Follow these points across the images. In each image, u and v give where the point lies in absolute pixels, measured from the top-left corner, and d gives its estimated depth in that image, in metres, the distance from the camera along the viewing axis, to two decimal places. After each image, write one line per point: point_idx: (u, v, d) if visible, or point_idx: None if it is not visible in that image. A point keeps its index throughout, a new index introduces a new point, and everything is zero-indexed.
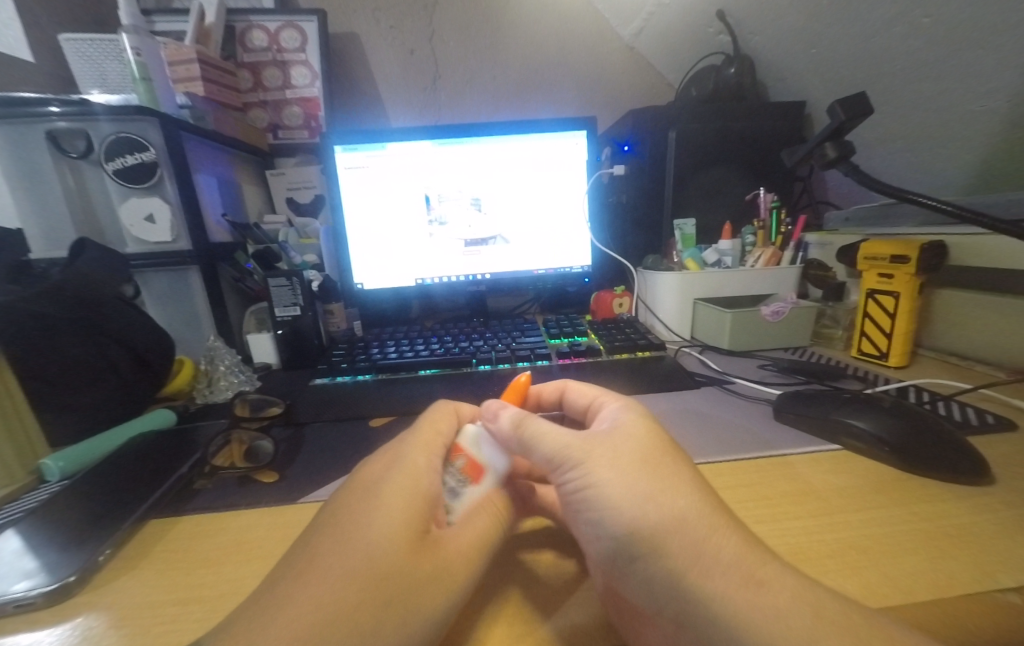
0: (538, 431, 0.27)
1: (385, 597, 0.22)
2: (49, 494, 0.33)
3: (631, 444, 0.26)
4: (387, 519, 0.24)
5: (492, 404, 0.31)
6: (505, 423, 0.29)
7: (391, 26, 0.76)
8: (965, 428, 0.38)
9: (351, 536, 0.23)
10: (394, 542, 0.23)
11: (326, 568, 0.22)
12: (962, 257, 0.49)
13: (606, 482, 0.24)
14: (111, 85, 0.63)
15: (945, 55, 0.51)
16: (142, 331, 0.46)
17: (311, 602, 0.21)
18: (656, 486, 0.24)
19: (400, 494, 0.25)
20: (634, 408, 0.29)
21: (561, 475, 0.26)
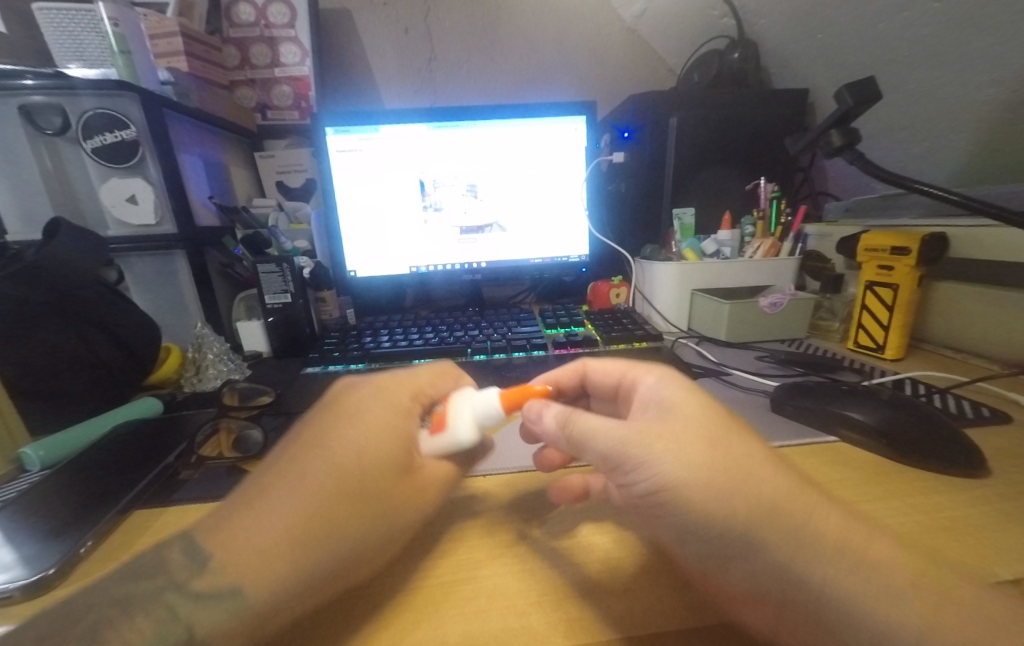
0: (589, 428, 0.26)
1: (360, 512, 0.24)
2: (29, 484, 0.32)
3: (688, 426, 0.25)
4: (367, 445, 0.26)
5: (533, 403, 0.30)
6: (550, 424, 0.28)
7: (385, 4, 0.73)
8: (963, 420, 0.38)
9: (333, 455, 0.25)
10: (373, 466, 0.25)
11: (308, 481, 0.24)
12: (963, 249, 0.48)
13: (678, 476, 0.23)
14: (88, 58, 0.60)
15: (952, 42, 0.50)
16: (124, 316, 0.44)
17: (296, 520, 0.23)
18: (742, 476, 0.23)
19: (378, 426, 0.27)
20: (672, 380, 0.29)
21: (626, 475, 0.24)
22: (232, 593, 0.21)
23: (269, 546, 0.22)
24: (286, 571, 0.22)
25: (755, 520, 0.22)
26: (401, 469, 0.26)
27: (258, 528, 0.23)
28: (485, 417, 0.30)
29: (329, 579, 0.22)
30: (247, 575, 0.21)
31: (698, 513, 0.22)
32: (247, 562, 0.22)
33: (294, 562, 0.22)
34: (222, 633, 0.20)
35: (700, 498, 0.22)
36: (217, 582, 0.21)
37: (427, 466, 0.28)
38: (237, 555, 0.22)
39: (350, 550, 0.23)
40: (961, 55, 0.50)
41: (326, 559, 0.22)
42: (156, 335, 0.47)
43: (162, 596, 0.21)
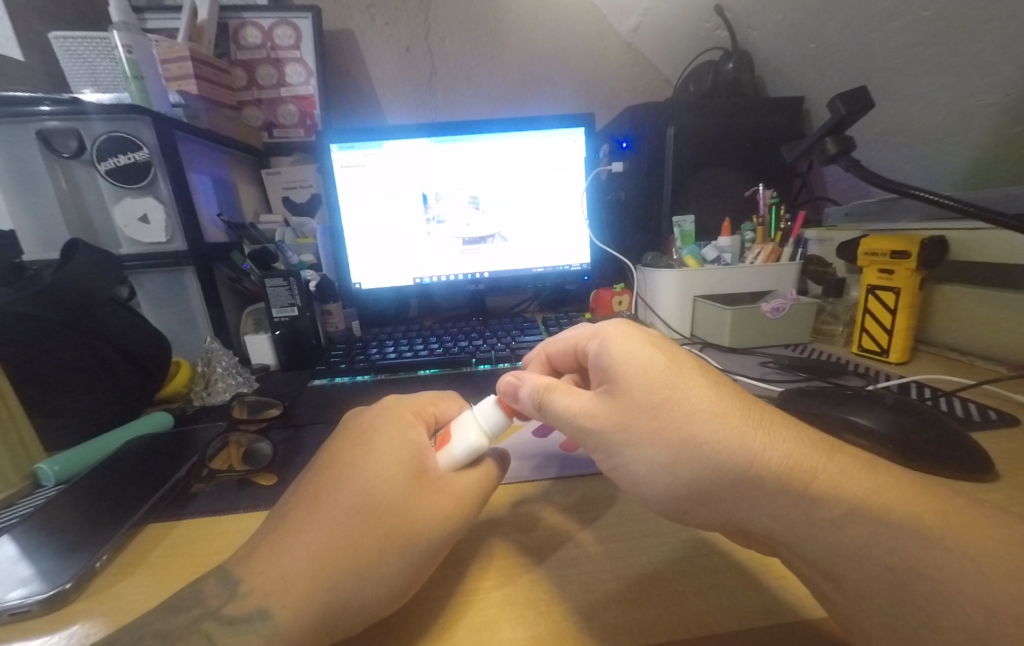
0: (557, 407, 0.28)
1: (385, 538, 0.24)
2: (44, 500, 0.33)
3: (636, 398, 0.25)
4: (383, 468, 0.26)
5: (508, 382, 0.31)
6: (526, 401, 0.30)
7: (386, 24, 0.75)
8: (968, 424, 0.38)
9: (351, 482, 0.26)
10: (388, 490, 0.25)
11: (329, 510, 0.25)
12: (964, 252, 0.48)
13: (646, 441, 0.25)
14: (102, 84, 0.62)
15: (944, 49, 0.50)
16: (136, 332, 0.46)
17: (317, 548, 0.24)
18: (699, 442, 0.23)
19: (391, 449, 0.28)
20: (626, 339, 0.28)
21: (597, 446, 0.27)
22: (269, 622, 0.22)
23: (297, 574, 0.23)
24: (320, 600, 0.22)
25: (737, 483, 0.23)
26: (422, 489, 0.26)
27: (287, 557, 0.23)
28: (491, 425, 0.30)
29: (364, 609, 0.22)
30: (282, 605, 0.22)
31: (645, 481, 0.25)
32: (278, 589, 0.22)
33: (327, 591, 0.22)
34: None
35: (668, 462, 0.24)
36: (252, 612, 0.22)
37: (455, 483, 0.27)
38: (269, 582, 0.23)
39: (381, 578, 0.23)
40: (952, 62, 0.50)
41: (357, 587, 0.23)
42: (167, 350, 0.49)
43: (199, 625, 0.22)
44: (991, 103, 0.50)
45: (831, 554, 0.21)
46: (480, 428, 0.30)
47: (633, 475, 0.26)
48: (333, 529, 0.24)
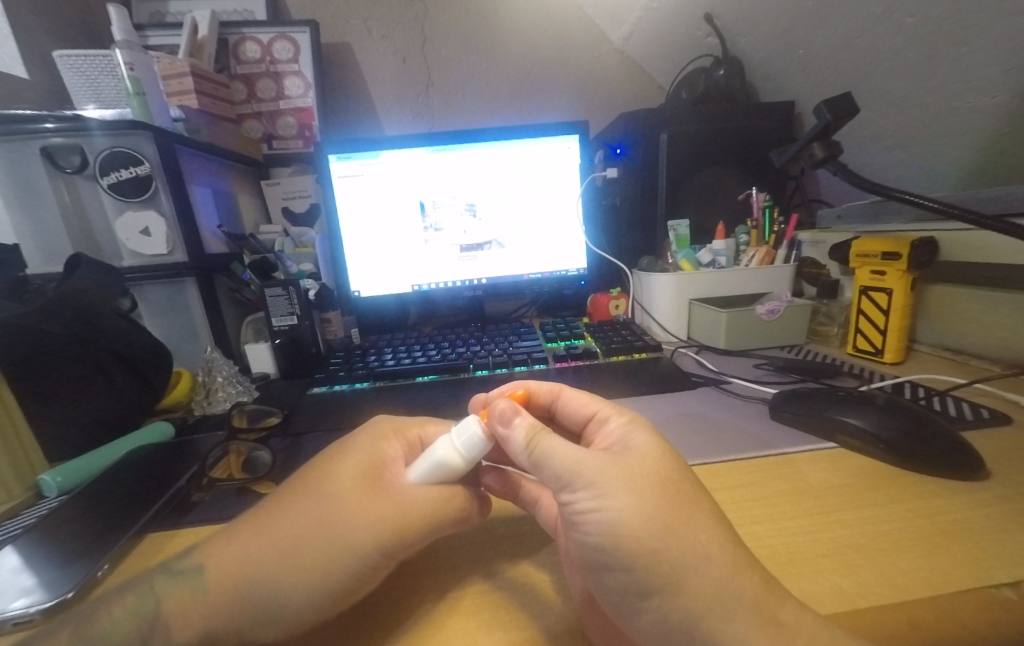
0: (551, 448, 0.25)
1: (322, 542, 0.24)
2: (46, 511, 0.34)
3: (647, 464, 0.25)
4: (343, 472, 0.27)
5: (504, 407, 0.28)
6: (517, 436, 0.27)
7: (383, 36, 0.76)
8: (961, 423, 0.38)
9: (313, 482, 0.27)
10: (336, 492, 0.26)
11: (284, 505, 0.26)
12: (953, 252, 0.49)
13: (625, 508, 0.23)
14: (105, 100, 0.64)
15: (929, 54, 0.51)
16: (138, 344, 0.46)
17: (260, 534, 0.25)
18: (680, 526, 0.22)
19: (361, 458, 0.28)
20: (643, 425, 0.28)
21: (569, 492, 0.24)
22: (203, 597, 0.23)
23: (234, 553, 0.24)
24: (245, 584, 0.23)
25: (700, 575, 0.22)
26: (370, 498, 0.26)
27: (236, 540, 0.25)
28: (463, 445, 0.29)
29: (281, 606, 0.23)
30: (214, 584, 0.23)
31: (633, 536, 0.22)
32: (216, 562, 0.24)
33: (256, 578, 0.23)
34: (178, 613, 0.23)
35: (640, 538, 0.22)
36: (192, 582, 0.23)
37: (416, 497, 0.26)
38: (215, 559, 0.24)
39: (302, 579, 0.23)
40: (938, 66, 0.51)
41: (279, 579, 0.23)
42: (168, 363, 0.49)
43: (151, 577, 0.24)
44: (979, 104, 0.51)
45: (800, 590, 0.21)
46: (449, 452, 0.28)
47: (584, 536, 0.23)
48: (278, 520, 0.25)
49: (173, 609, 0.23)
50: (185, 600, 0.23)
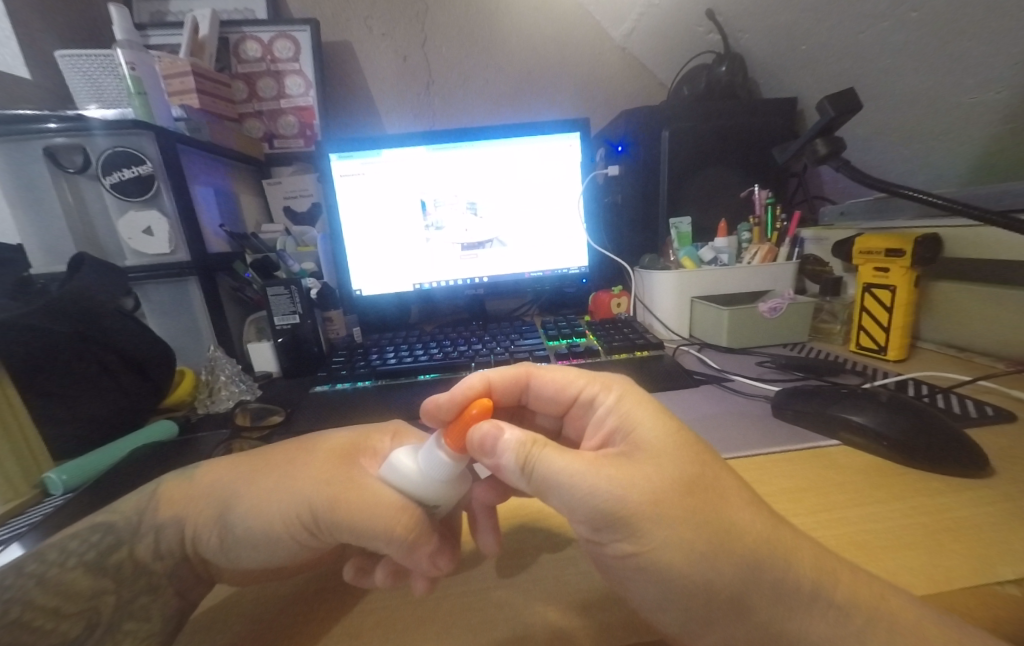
0: (553, 472, 0.24)
1: (270, 491, 0.25)
2: (51, 508, 0.34)
3: (666, 475, 0.23)
4: (329, 444, 0.28)
5: (485, 432, 0.26)
6: (509, 461, 0.25)
7: (383, 34, 0.76)
8: (965, 421, 0.38)
9: (307, 442, 0.29)
10: (311, 453, 0.28)
11: (276, 449, 0.29)
12: (957, 249, 0.49)
13: (663, 549, 0.22)
14: (107, 100, 0.64)
15: (933, 49, 0.50)
16: (141, 343, 0.46)
17: (248, 461, 0.28)
18: (727, 526, 0.22)
19: (350, 438, 0.29)
20: (641, 403, 0.27)
21: (593, 522, 0.23)
22: (186, 489, 0.27)
23: (225, 467, 0.28)
24: (215, 489, 0.27)
25: (744, 588, 0.22)
26: (330, 469, 0.26)
27: (232, 461, 0.29)
28: (423, 459, 0.26)
29: (227, 519, 0.26)
30: (199, 481, 0.28)
31: (675, 571, 0.22)
32: (210, 471, 0.28)
33: (217, 499, 0.26)
34: (171, 493, 0.28)
35: (687, 575, 0.22)
36: (190, 477, 0.28)
37: (363, 483, 0.26)
38: (213, 467, 0.28)
39: (248, 505, 0.25)
40: (942, 61, 0.51)
41: (236, 494, 0.26)
42: (171, 361, 0.49)
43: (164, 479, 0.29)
44: (983, 99, 0.50)
45: (800, 584, 0.21)
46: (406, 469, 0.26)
47: (629, 579, 0.23)
48: (263, 457, 0.28)
49: (167, 489, 0.28)
50: (178, 491, 0.27)
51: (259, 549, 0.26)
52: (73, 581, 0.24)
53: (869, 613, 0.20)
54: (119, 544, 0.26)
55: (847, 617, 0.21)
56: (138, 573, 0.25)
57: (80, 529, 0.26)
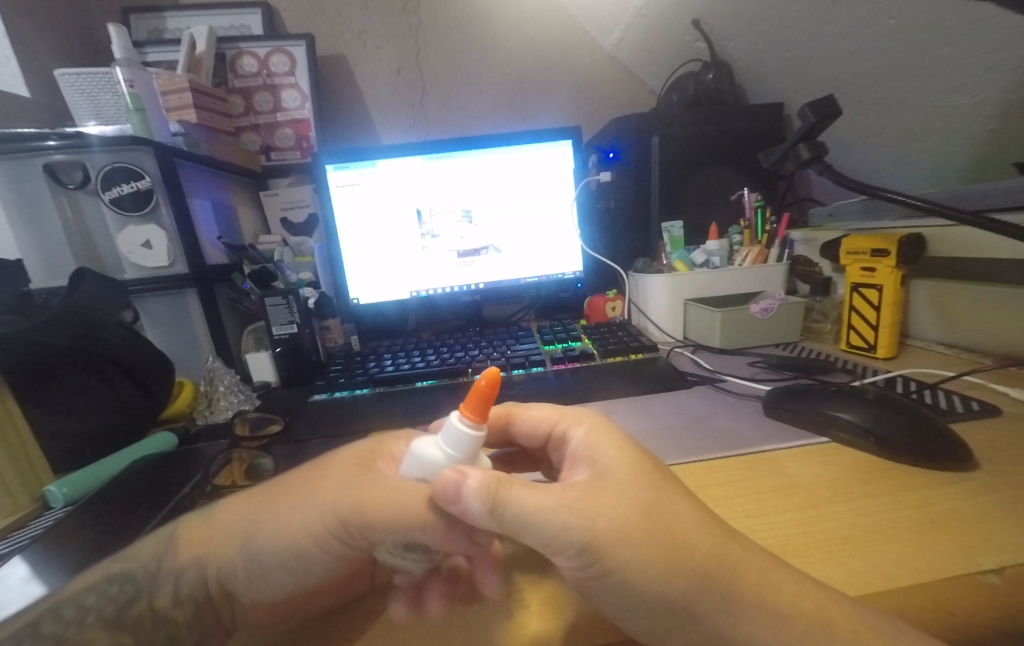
0: (522, 509, 0.23)
1: (294, 507, 0.26)
2: (53, 521, 0.34)
3: (629, 497, 0.23)
4: (341, 453, 0.28)
5: (449, 476, 0.24)
6: (476, 507, 0.23)
7: (377, 47, 0.78)
8: (951, 416, 0.39)
9: (319, 458, 0.29)
10: (324, 467, 0.27)
11: (289, 472, 0.29)
12: (940, 248, 0.50)
13: (630, 567, 0.22)
14: (106, 117, 0.65)
15: (911, 55, 0.52)
16: (141, 355, 0.47)
17: (263, 489, 0.28)
18: (680, 539, 0.22)
19: (362, 446, 0.29)
20: (603, 432, 0.28)
21: (565, 556, 0.23)
22: (206, 528, 0.27)
23: (241, 500, 0.28)
24: (235, 525, 0.26)
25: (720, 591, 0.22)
26: (348, 477, 0.26)
27: (247, 492, 0.28)
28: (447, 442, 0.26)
29: (255, 553, 0.26)
30: (218, 520, 0.27)
31: (641, 588, 0.22)
32: (227, 507, 0.28)
33: (240, 529, 0.26)
34: (191, 536, 0.27)
35: (656, 588, 0.22)
36: (208, 517, 0.28)
37: (384, 482, 0.26)
38: (230, 502, 0.28)
39: (272, 534, 0.25)
40: (920, 66, 0.52)
41: (258, 525, 0.26)
42: (169, 373, 0.50)
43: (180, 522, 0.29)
44: (961, 102, 0.51)
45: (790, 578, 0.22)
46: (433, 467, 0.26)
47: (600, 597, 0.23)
48: (279, 483, 0.28)
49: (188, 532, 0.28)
50: (196, 533, 0.27)
51: (291, 568, 0.26)
52: (79, 609, 0.25)
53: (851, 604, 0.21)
54: (138, 594, 0.26)
55: (831, 607, 0.21)
56: (157, 623, 0.26)
57: (89, 572, 0.26)
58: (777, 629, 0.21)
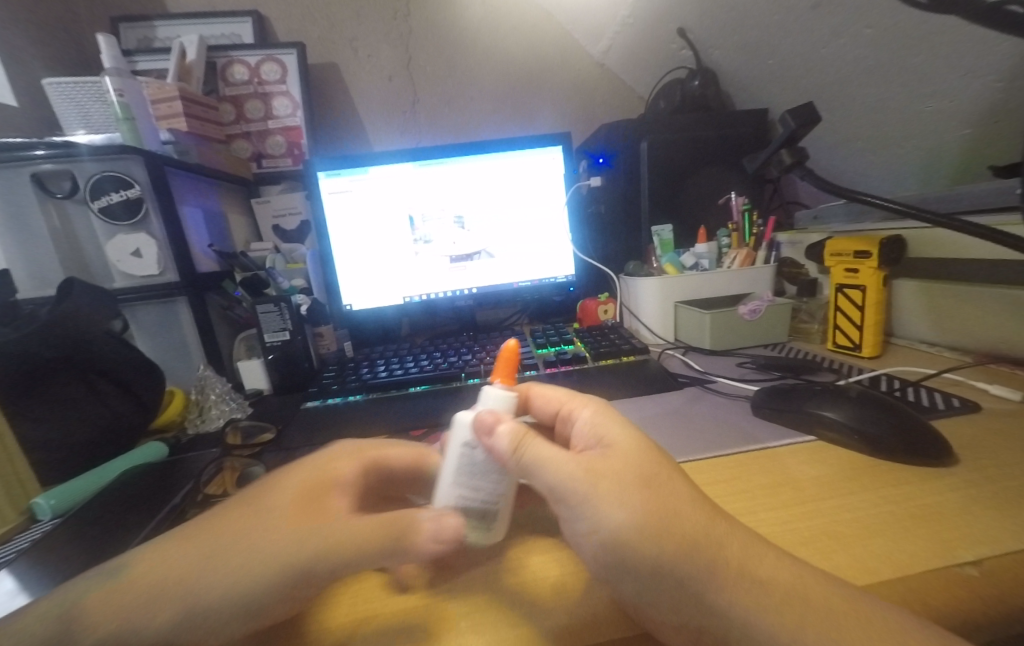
0: (538, 457, 0.26)
1: (239, 555, 0.22)
2: (40, 534, 0.34)
3: (630, 466, 0.25)
4: (289, 488, 0.26)
5: (486, 416, 0.28)
6: (502, 444, 0.27)
7: (368, 56, 0.78)
8: (934, 413, 0.40)
9: (259, 495, 0.25)
10: (272, 506, 0.24)
11: (221, 516, 0.25)
12: (921, 249, 0.51)
13: (620, 526, 0.23)
14: (95, 126, 0.65)
15: (888, 62, 0.53)
16: (133, 365, 0.47)
17: (192, 543, 0.23)
18: (671, 511, 0.24)
19: (311, 476, 0.27)
20: (611, 416, 0.29)
21: (567, 508, 0.25)
22: (110, 604, 0.21)
23: (162, 558, 0.23)
24: (160, 591, 0.22)
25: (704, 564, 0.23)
26: (306, 517, 0.24)
27: (167, 547, 0.23)
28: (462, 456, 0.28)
29: (190, 623, 0.21)
30: (129, 591, 0.22)
31: (630, 551, 0.23)
32: (141, 570, 0.22)
33: (163, 594, 0.21)
34: (89, 615, 0.21)
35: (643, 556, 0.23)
36: (112, 585, 0.22)
37: (347, 521, 0.24)
38: (142, 563, 0.23)
39: (217, 594, 0.21)
40: (897, 73, 0.53)
41: (194, 586, 0.22)
42: (160, 382, 0.49)
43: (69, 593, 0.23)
44: (938, 107, 0.53)
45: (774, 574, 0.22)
46: (463, 475, 0.28)
47: (592, 556, 0.24)
48: (213, 529, 0.24)
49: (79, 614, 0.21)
50: (97, 607, 0.21)
51: (240, 633, 0.22)
52: None
53: (835, 599, 0.22)
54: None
55: (816, 601, 0.22)
56: None
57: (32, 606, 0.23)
58: (764, 611, 0.22)
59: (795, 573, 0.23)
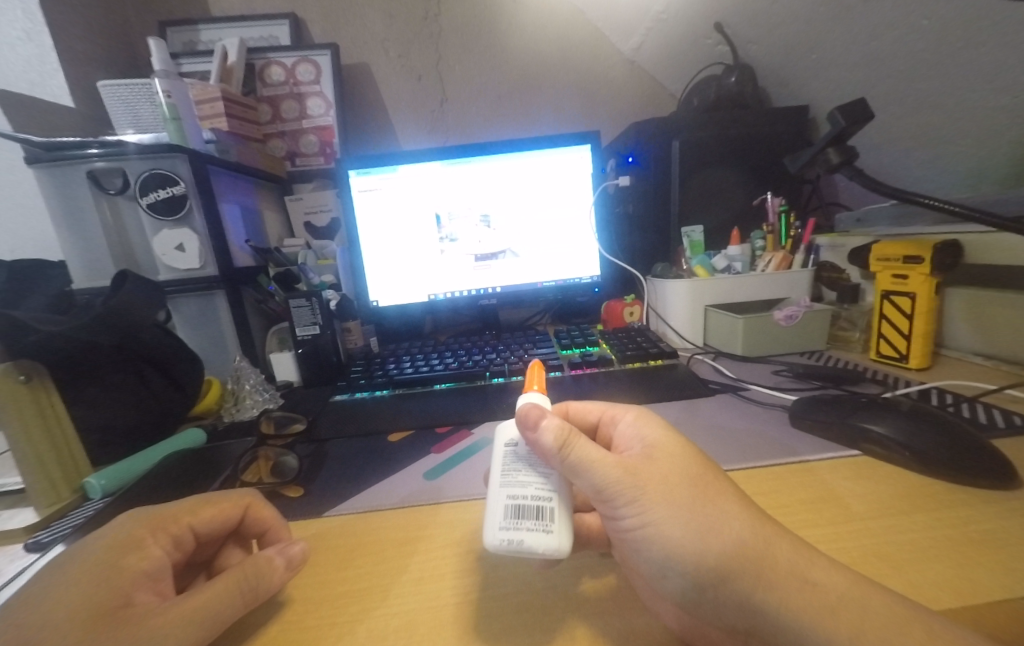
0: (586, 456, 0.25)
1: None
2: (92, 512, 0.36)
3: (675, 469, 0.25)
4: (85, 601, 0.22)
5: (531, 409, 0.27)
6: (548, 439, 0.26)
7: (399, 56, 0.79)
8: (991, 431, 0.37)
9: (40, 626, 0.21)
10: (81, 620, 0.22)
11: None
12: (980, 256, 0.48)
13: (667, 523, 0.24)
14: (143, 126, 0.68)
15: (948, 56, 0.50)
16: (174, 353, 0.49)
17: None
18: (717, 509, 0.24)
19: (113, 571, 0.24)
20: (651, 420, 0.29)
21: (612, 507, 0.25)
22: None
23: None
24: None
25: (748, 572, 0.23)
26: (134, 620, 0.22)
27: None
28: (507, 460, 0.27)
29: None
30: None
31: (677, 548, 0.24)
32: None
33: None
34: None
35: (690, 555, 0.23)
36: None
37: (182, 603, 0.23)
38: None
39: None
40: (957, 67, 0.51)
41: None
42: (198, 371, 0.52)
43: None
44: (1001, 104, 0.50)
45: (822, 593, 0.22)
46: (509, 471, 0.27)
47: (639, 553, 0.25)
48: None
49: None
50: None
51: None
52: None
53: (884, 624, 0.21)
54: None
55: (866, 625, 0.21)
56: None
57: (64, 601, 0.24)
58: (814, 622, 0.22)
59: (835, 595, 0.22)
